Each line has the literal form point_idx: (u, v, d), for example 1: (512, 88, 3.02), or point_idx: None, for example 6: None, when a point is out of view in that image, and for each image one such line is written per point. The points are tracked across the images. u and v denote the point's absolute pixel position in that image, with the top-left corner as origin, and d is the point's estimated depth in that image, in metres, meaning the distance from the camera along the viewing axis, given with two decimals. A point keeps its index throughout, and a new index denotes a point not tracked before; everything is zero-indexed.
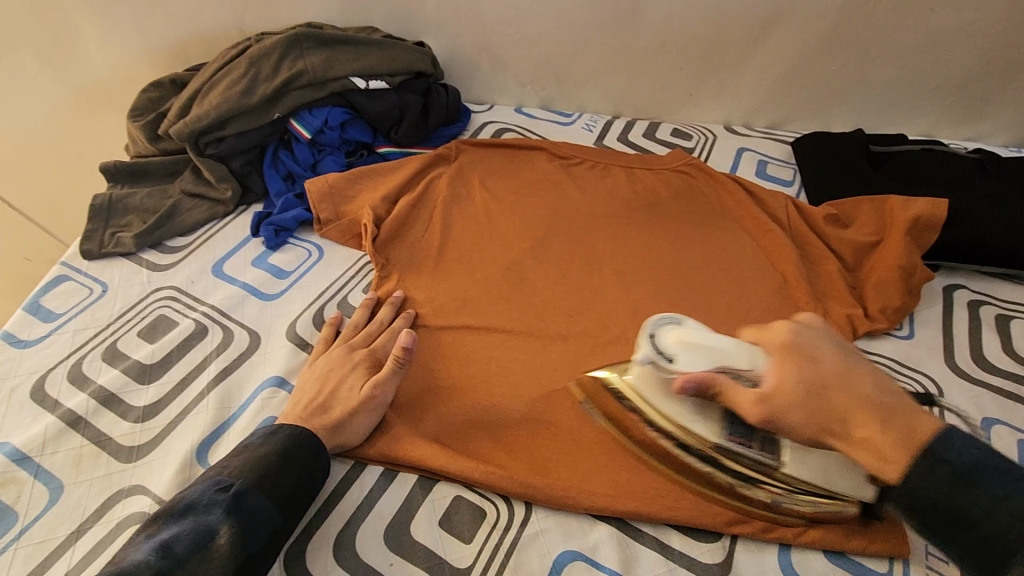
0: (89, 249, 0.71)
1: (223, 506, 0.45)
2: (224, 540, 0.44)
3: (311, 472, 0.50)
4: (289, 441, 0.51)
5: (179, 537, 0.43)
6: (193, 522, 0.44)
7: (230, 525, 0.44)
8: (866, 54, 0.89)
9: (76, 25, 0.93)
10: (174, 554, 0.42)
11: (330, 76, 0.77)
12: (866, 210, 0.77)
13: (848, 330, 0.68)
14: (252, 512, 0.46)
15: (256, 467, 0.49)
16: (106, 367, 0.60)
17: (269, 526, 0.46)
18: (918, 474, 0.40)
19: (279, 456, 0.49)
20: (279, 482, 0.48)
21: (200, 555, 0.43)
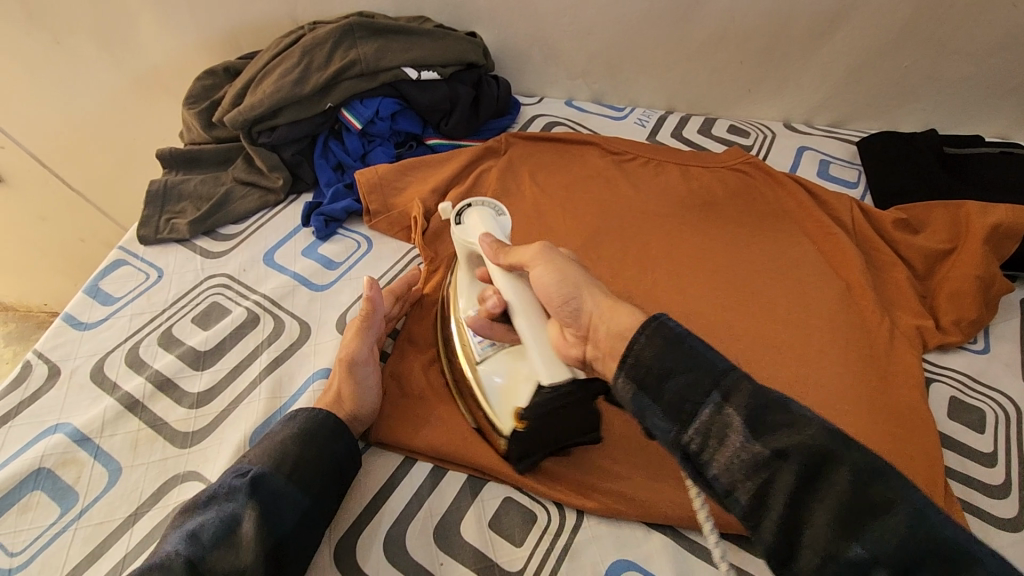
0: (145, 234, 0.72)
1: (244, 492, 0.45)
2: (250, 525, 0.44)
3: (335, 453, 0.50)
4: (304, 424, 0.51)
5: (204, 529, 0.43)
6: (216, 510, 0.45)
7: (253, 510, 0.45)
8: (942, 49, 0.83)
9: (133, 11, 0.94)
10: (203, 544, 0.43)
11: (382, 66, 0.76)
12: (939, 215, 0.73)
13: (917, 343, 0.65)
14: (272, 495, 0.46)
15: (272, 451, 0.48)
16: (162, 352, 0.61)
17: (297, 506, 0.47)
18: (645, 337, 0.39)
19: (298, 437, 0.50)
20: (302, 463, 0.49)
21: (228, 541, 0.43)
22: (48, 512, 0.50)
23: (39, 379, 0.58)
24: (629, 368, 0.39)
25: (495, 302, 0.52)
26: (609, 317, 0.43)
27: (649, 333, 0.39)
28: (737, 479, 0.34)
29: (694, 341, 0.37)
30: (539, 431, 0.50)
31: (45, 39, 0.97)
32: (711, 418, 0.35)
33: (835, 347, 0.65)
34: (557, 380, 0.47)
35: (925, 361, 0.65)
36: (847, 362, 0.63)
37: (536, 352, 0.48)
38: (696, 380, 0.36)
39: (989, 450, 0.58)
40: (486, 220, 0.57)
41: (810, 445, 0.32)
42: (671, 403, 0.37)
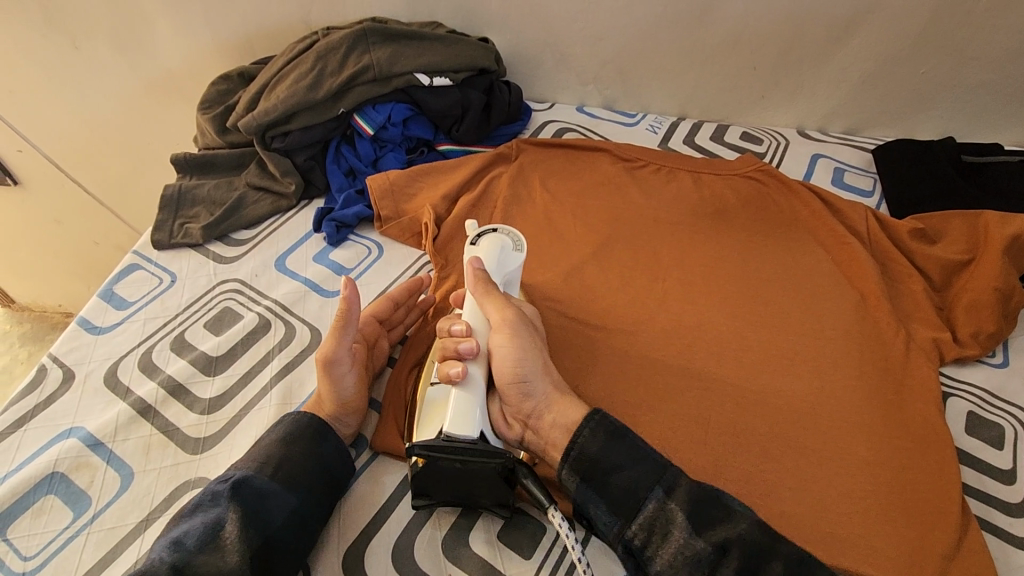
0: (160, 239, 0.72)
1: (227, 495, 0.46)
2: (232, 526, 0.44)
3: (321, 453, 0.51)
4: (287, 427, 0.52)
5: (190, 532, 0.44)
6: (201, 515, 0.45)
7: (236, 510, 0.45)
8: (961, 56, 0.82)
9: (149, 16, 0.95)
10: (187, 548, 0.43)
11: (395, 71, 0.76)
12: (957, 226, 0.72)
13: (933, 356, 0.64)
14: (257, 496, 0.47)
15: (257, 455, 0.50)
16: (175, 357, 0.61)
17: (283, 507, 0.47)
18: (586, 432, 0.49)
19: (281, 442, 0.51)
20: (286, 465, 0.49)
21: (213, 544, 0.44)
22: (61, 516, 0.50)
23: (54, 382, 0.59)
24: (574, 459, 0.49)
25: (467, 348, 0.51)
26: (556, 409, 0.51)
27: (593, 430, 0.49)
28: (680, 569, 0.44)
29: (631, 437, 0.49)
30: (439, 476, 0.49)
31: (62, 43, 0.98)
32: (656, 512, 0.46)
33: (849, 359, 0.64)
34: (459, 435, 0.48)
35: (941, 374, 0.64)
36: (862, 374, 0.62)
37: (454, 405, 0.49)
38: (640, 479, 0.47)
39: (1006, 467, 0.57)
40: (496, 251, 0.58)
41: (744, 537, 0.44)
42: (614, 496, 0.47)
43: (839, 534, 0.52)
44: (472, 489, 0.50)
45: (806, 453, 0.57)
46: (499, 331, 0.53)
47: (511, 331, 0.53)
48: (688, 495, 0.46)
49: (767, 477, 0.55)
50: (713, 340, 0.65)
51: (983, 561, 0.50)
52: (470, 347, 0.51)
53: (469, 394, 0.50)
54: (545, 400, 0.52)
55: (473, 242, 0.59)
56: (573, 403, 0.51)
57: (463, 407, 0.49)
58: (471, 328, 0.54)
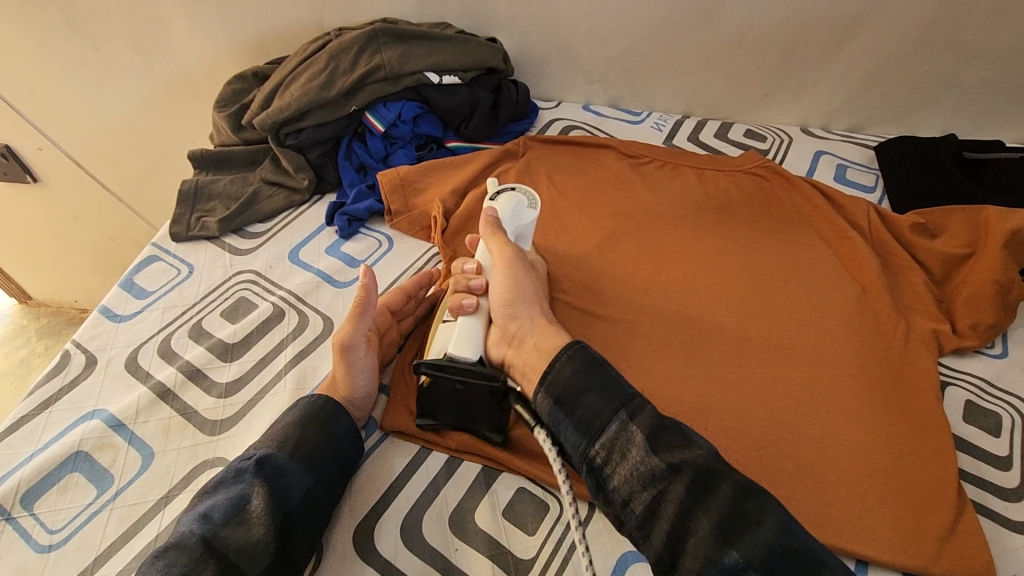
0: (178, 231, 0.75)
1: (251, 472, 0.48)
2: (259, 501, 0.46)
3: (335, 435, 0.53)
4: (302, 409, 0.54)
5: (216, 507, 0.46)
6: (227, 491, 0.47)
7: (261, 487, 0.47)
8: (963, 54, 0.83)
9: (167, 18, 0.98)
10: (216, 521, 0.45)
11: (405, 70, 0.79)
12: (957, 221, 0.73)
13: (934, 346, 0.64)
14: (278, 473, 0.48)
15: (276, 435, 0.51)
16: (193, 343, 0.63)
17: (303, 485, 0.49)
18: (563, 360, 0.51)
19: (300, 422, 0.52)
20: (306, 445, 0.51)
21: (240, 518, 0.45)
22: (85, 492, 0.52)
23: (78, 366, 0.61)
24: (549, 386, 0.51)
25: (479, 284, 0.60)
26: (538, 336, 0.55)
27: (569, 357, 0.51)
28: (636, 485, 0.44)
29: (606, 368, 0.50)
30: (442, 392, 0.56)
31: (83, 45, 1.01)
32: (617, 432, 0.46)
33: (849, 348, 0.65)
34: (460, 355, 0.56)
35: (941, 364, 0.65)
36: (862, 364, 0.64)
37: (458, 330, 0.57)
38: (605, 401, 0.48)
39: (1004, 454, 0.58)
40: (512, 206, 0.63)
41: (699, 461, 0.43)
42: (582, 418, 0.48)
43: (838, 516, 0.53)
44: (471, 409, 0.56)
45: (806, 438, 0.58)
46: (498, 270, 0.59)
47: (506, 267, 0.59)
48: (651, 419, 0.46)
49: (767, 462, 0.56)
50: (715, 331, 0.67)
51: (980, 545, 0.51)
52: (481, 283, 0.60)
53: (475, 320, 0.58)
54: (529, 329, 0.56)
55: (491, 198, 0.65)
56: (558, 335, 0.55)
57: (466, 333, 0.57)
58: (482, 267, 0.62)
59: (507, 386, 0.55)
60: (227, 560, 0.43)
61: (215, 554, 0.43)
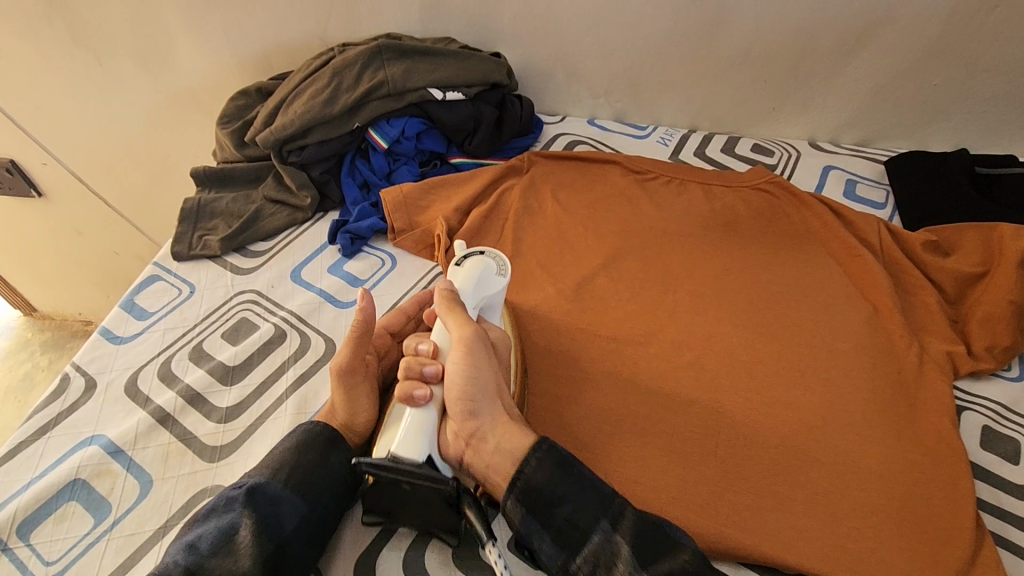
0: (179, 251, 0.74)
1: (241, 502, 0.47)
2: (246, 531, 0.45)
3: (331, 461, 0.51)
4: (299, 435, 0.53)
5: (204, 536, 0.45)
6: (216, 521, 0.46)
7: (250, 516, 0.46)
8: (973, 68, 0.82)
9: (171, 34, 0.98)
10: (203, 554, 0.44)
11: (409, 86, 0.78)
12: (971, 238, 0.72)
13: (948, 369, 0.63)
14: (270, 502, 0.47)
15: (270, 463, 0.50)
16: (193, 366, 0.62)
17: (295, 515, 0.48)
18: (534, 459, 0.48)
19: (295, 449, 0.51)
20: (300, 474, 0.50)
21: (227, 549, 0.44)
22: (82, 522, 0.51)
23: (77, 390, 0.60)
24: (521, 491, 0.48)
25: (434, 372, 0.52)
26: (501, 433, 0.50)
27: (541, 458, 0.48)
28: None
29: (579, 468, 0.48)
30: (387, 493, 0.48)
31: (88, 61, 1.02)
32: (600, 543, 0.46)
33: (860, 371, 0.63)
34: (404, 456, 0.47)
35: (955, 387, 0.63)
36: (876, 388, 0.62)
37: (405, 426, 0.49)
38: (586, 510, 0.47)
39: (1023, 481, 0.57)
40: (479, 274, 0.60)
41: (688, 568, 0.43)
42: (561, 528, 0.47)
43: (852, 549, 0.52)
44: (419, 512, 0.49)
45: (819, 466, 0.57)
46: (457, 353, 0.52)
47: (468, 351, 0.52)
48: (633, 524, 0.46)
49: (779, 491, 0.55)
50: (723, 353, 0.65)
51: None
52: (435, 370, 0.52)
53: (427, 412, 0.50)
54: (490, 423, 0.51)
55: (458, 263, 0.61)
56: (518, 432, 0.51)
57: (414, 428, 0.49)
58: (438, 349, 0.55)
59: (457, 492, 0.47)
60: None
61: None
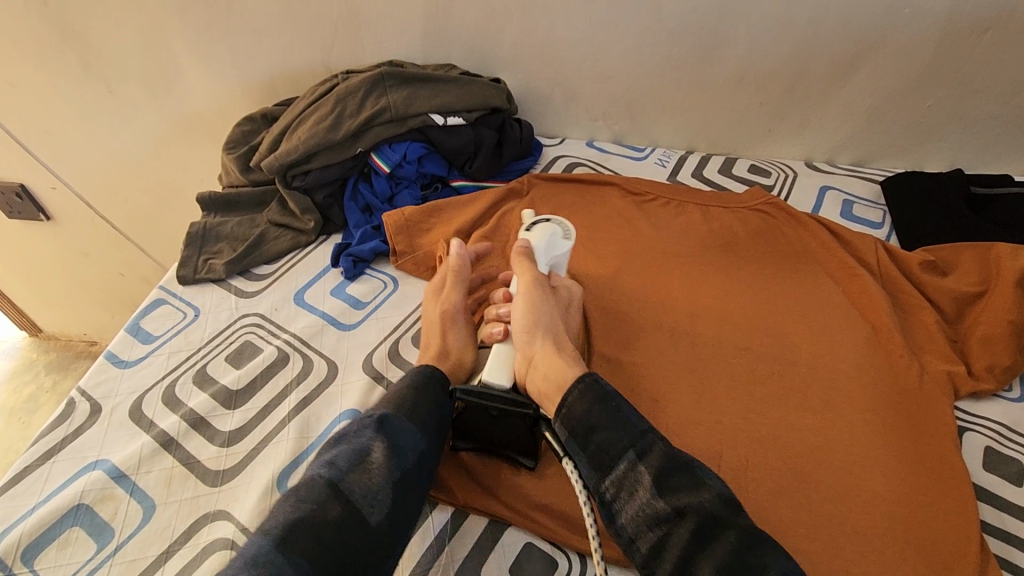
0: (185, 275, 0.75)
1: (371, 429, 0.50)
2: (379, 454, 0.49)
3: (433, 403, 0.54)
4: (413, 378, 0.56)
5: (340, 455, 0.49)
6: (349, 444, 0.49)
7: (382, 443, 0.49)
8: (965, 89, 0.83)
9: (179, 62, 1.00)
10: (342, 469, 0.47)
11: (410, 112, 0.80)
12: (967, 258, 0.72)
13: (949, 390, 0.63)
14: (392, 432, 0.50)
15: (389, 398, 0.54)
16: (197, 390, 0.63)
17: (415, 447, 0.51)
18: (574, 394, 0.51)
19: (413, 388, 0.54)
20: (418, 410, 0.53)
21: (362, 467, 0.48)
22: (85, 548, 0.51)
23: (81, 415, 0.61)
24: (563, 419, 0.51)
25: (507, 312, 0.64)
26: (550, 364, 0.55)
27: (581, 392, 0.51)
28: (641, 523, 0.46)
29: (619, 405, 0.50)
30: (477, 420, 0.57)
31: (99, 89, 1.04)
32: (626, 472, 0.47)
33: (859, 392, 0.64)
34: (493, 382, 0.58)
35: (956, 408, 0.63)
36: (876, 409, 0.62)
37: (496, 357, 0.60)
38: (617, 440, 0.48)
39: None
40: (547, 236, 0.65)
41: (702, 507, 0.44)
42: (596, 454, 0.49)
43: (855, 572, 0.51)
44: (506, 438, 0.57)
45: (821, 488, 0.57)
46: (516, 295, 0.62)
47: (524, 293, 0.61)
48: (660, 459, 0.47)
49: (783, 514, 0.55)
50: (723, 374, 0.66)
51: None
52: (507, 314, 0.63)
53: (506, 348, 0.61)
54: (539, 353, 0.57)
55: (528, 228, 0.68)
56: (566, 367, 0.54)
57: (499, 360, 0.60)
58: (509, 295, 0.67)
59: (541, 416, 0.55)
60: (354, 504, 0.45)
61: (341, 498, 0.46)
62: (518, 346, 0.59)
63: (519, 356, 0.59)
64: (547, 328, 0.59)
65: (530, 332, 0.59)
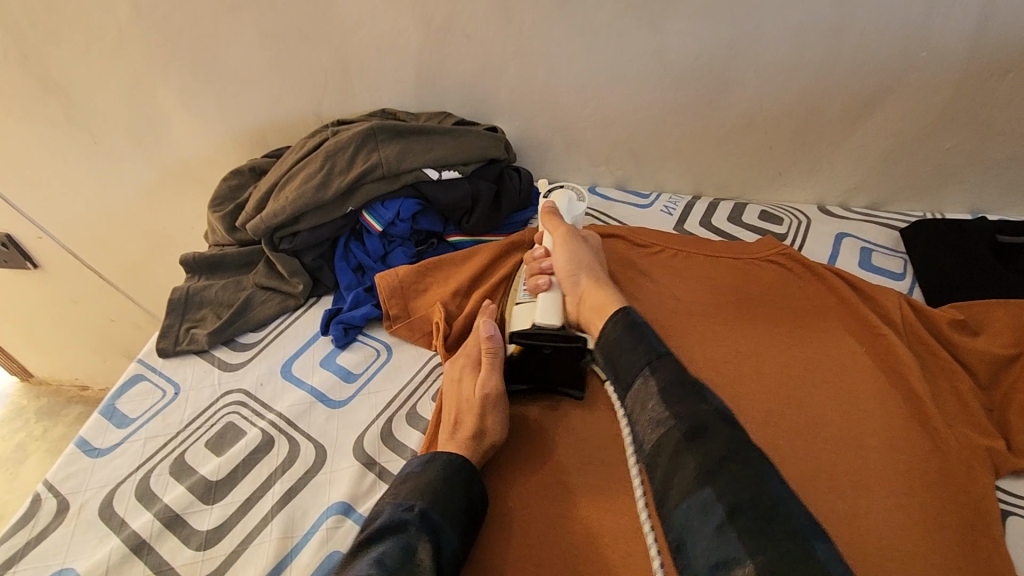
0: (164, 346, 0.71)
1: (415, 524, 0.48)
2: (426, 553, 0.46)
3: (471, 493, 0.52)
4: (446, 464, 0.53)
5: (385, 554, 0.46)
6: (394, 540, 0.47)
7: (426, 540, 0.47)
8: (987, 131, 0.79)
9: (166, 112, 0.97)
10: (389, 570, 0.44)
11: (404, 168, 0.76)
12: (1001, 318, 0.67)
13: (989, 469, 0.58)
14: (435, 529, 0.48)
15: (426, 486, 0.51)
16: (173, 483, 0.58)
17: (452, 543, 0.49)
18: (614, 317, 0.60)
19: (445, 478, 0.52)
20: (453, 502, 0.51)
21: (410, 568, 0.45)
22: None
23: (47, 515, 0.56)
24: (602, 343, 0.60)
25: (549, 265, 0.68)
26: (593, 296, 0.64)
27: (616, 321, 0.59)
28: (652, 429, 0.50)
29: (645, 336, 0.56)
30: (534, 360, 0.65)
31: (84, 139, 1.01)
32: (641, 387, 0.53)
33: (893, 471, 0.59)
34: (546, 322, 0.64)
35: (997, 489, 0.59)
36: (911, 491, 0.57)
37: (541, 304, 0.65)
38: (636, 356, 0.56)
39: None
40: (566, 201, 0.76)
41: (699, 414, 0.48)
42: (621, 373, 0.57)
43: None
44: (555, 372, 0.64)
45: None
46: (557, 249, 0.70)
47: (565, 245, 0.69)
48: (672, 378, 0.52)
49: None
50: None
51: None
52: (549, 263, 0.69)
53: (552, 294, 0.66)
54: (586, 292, 0.65)
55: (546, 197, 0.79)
56: (607, 295, 0.64)
57: (547, 305, 0.65)
58: (548, 253, 0.71)
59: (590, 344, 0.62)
60: None
61: None
62: (569, 292, 0.66)
63: (570, 300, 0.66)
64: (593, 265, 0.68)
65: (573, 270, 0.67)
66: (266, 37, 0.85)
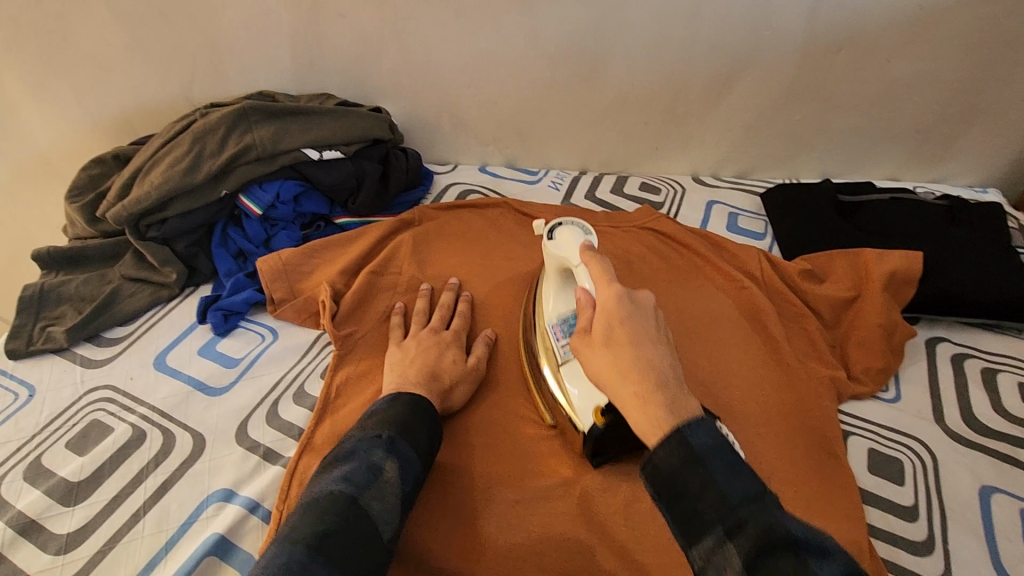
0: (15, 348, 0.65)
1: (382, 448, 0.48)
2: (391, 473, 0.47)
3: (431, 430, 0.52)
4: (412, 404, 0.53)
5: (351, 471, 0.47)
6: (360, 460, 0.48)
7: (392, 463, 0.48)
8: (827, 105, 0.88)
9: (11, 101, 0.89)
10: (354, 484, 0.45)
11: (280, 149, 0.73)
12: (841, 265, 0.76)
13: (833, 394, 0.66)
14: (403, 459, 0.49)
15: (393, 421, 0.51)
16: (28, 488, 0.54)
17: (414, 472, 0.49)
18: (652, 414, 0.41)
19: (411, 412, 0.52)
20: (419, 434, 0.51)
21: (374, 486, 0.46)
22: None
23: None
24: (647, 473, 0.41)
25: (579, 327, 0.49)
26: (631, 396, 0.43)
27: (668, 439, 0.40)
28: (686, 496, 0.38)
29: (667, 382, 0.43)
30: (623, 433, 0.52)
31: None
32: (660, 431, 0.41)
33: (754, 401, 0.65)
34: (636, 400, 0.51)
35: (842, 412, 0.66)
36: (770, 418, 0.63)
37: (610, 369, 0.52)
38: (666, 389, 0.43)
39: (910, 502, 0.59)
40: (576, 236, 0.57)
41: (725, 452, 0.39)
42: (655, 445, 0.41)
43: None
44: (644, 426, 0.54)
45: None
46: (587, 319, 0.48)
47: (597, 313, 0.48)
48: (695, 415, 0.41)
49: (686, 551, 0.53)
50: None
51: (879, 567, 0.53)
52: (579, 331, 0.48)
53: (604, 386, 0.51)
54: (616, 379, 0.44)
55: (548, 237, 0.58)
56: (645, 403, 0.42)
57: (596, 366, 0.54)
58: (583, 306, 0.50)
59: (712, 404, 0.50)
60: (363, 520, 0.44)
61: (353, 509, 0.44)
62: (595, 373, 0.46)
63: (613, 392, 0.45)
64: (632, 327, 0.45)
65: (596, 354, 0.46)
66: (120, 15, 0.80)
